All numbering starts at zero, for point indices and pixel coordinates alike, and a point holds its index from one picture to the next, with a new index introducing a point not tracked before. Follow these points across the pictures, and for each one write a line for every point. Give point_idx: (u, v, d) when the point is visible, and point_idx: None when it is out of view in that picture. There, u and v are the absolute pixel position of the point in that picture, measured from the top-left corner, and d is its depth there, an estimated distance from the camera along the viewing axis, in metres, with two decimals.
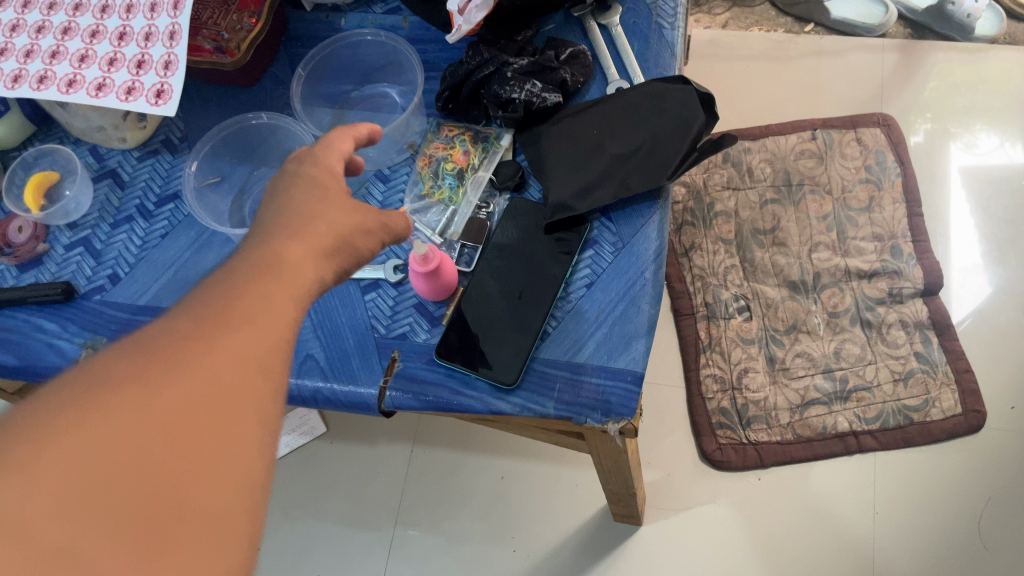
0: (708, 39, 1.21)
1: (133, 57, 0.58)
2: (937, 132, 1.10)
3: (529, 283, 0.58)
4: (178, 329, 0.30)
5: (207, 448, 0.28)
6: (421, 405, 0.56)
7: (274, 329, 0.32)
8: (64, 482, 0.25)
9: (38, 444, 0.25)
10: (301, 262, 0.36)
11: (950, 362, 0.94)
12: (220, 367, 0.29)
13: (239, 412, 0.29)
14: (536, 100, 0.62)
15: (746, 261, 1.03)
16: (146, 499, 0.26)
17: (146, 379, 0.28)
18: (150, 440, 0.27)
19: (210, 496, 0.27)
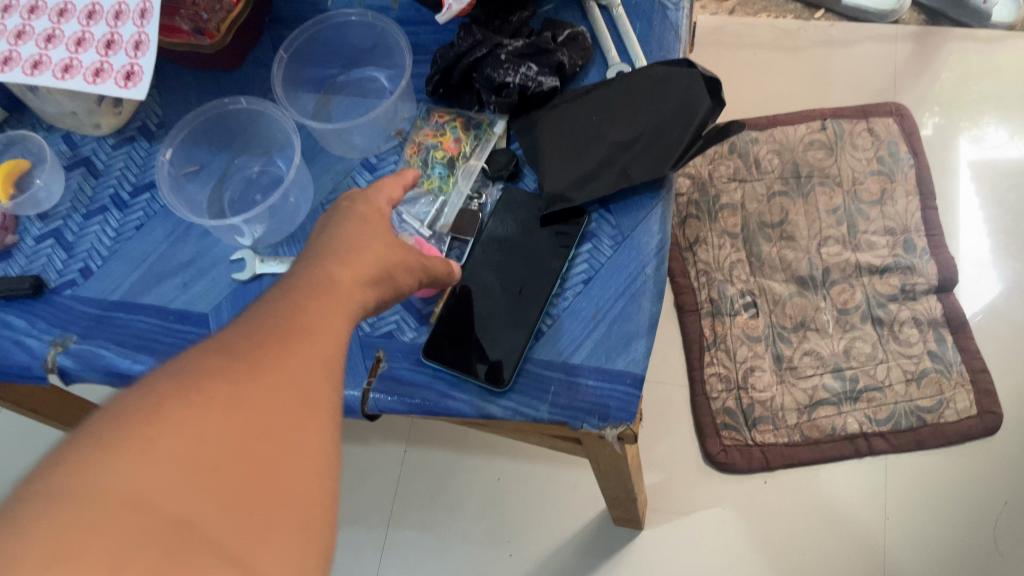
0: (715, 26, 1.17)
1: (103, 37, 0.54)
2: (946, 127, 1.06)
3: (529, 277, 0.55)
4: (243, 349, 0.31)
5: (278, 458, 0.28)
6: (407, 409, 0.53)
7: (331, 340, 0.34)
8: (153, 484, 0.25)
9: (149, 425, 0.27)
10: (351, 287, 0.38)
11: (964, 362, 0.91)
12: (286, 383, 0.30)
13: (306, 427, 0.30)
14: (531, 85, 0.59)
15: (752, 256, 0.99)
16: (228, 503, 0.26)
17: (219, 387, 0.29)
18: (230, 446, 0.27)
19: (286, 503, 0.27)
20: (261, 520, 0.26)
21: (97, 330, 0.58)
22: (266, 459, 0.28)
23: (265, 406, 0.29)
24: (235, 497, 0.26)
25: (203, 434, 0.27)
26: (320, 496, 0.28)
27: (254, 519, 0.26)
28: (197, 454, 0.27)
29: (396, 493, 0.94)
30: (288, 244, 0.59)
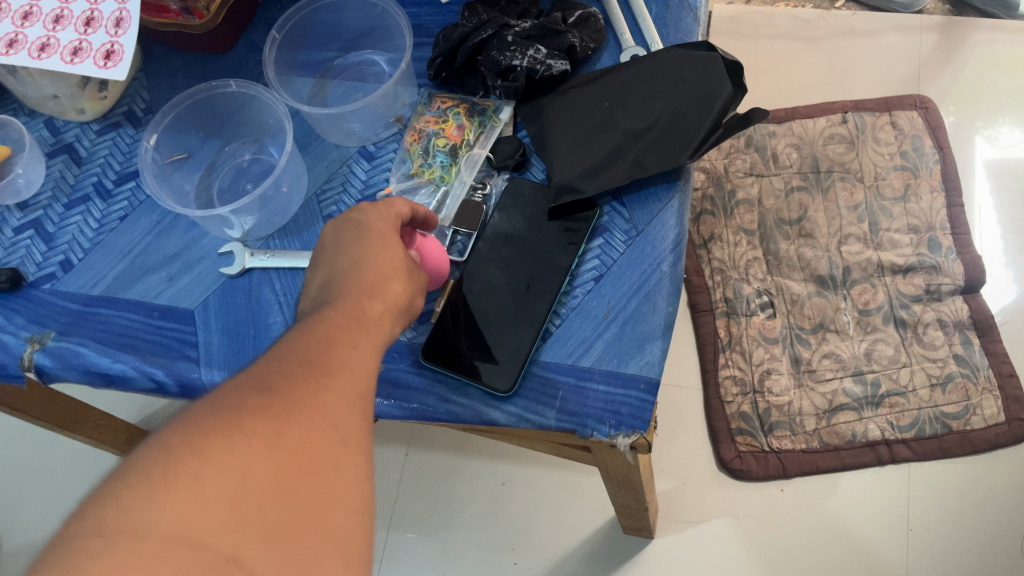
0: (731, 16, 1.13)
1: (81, 14, 0.50)
2: (957, 128, 1.01)
3: (536, 275, 0.51)
4: (282, 375, 0.31)
5: (318, 497, 0.28)
6: (404, 414, 0.49)
7: (363, 367, 0.34)
8: (199, 526, 0.26)
9: (193, 465, 0.26)
10: (381, 319, 0.38)
11: (992, 366, 0.86)
12: (324, 417, 0.30)
13: (346, 462, 0.30)
14: (540, 68, 0.55)
15: (769, 254, 0.95)
16: (271, 545, 0.26)
17: (258, 423, 0.29)
18: (273, 485, 0.28)
19: (327, 545, 0.28)
20: (304, 563, 0.27)
21: (76, 327, 0.54)
22: (307, 498, 0.28)
23: (306, 442, 0.29)
24: (278, 538, 0.27)
25: (245, 473, 0.27)
26: (359, 536, 0.29)
27: (297, 563, 0.27)
28: (240, 495, 0.27)
29: (396, 499, 0.91)
30: (280, 237, 0.56)
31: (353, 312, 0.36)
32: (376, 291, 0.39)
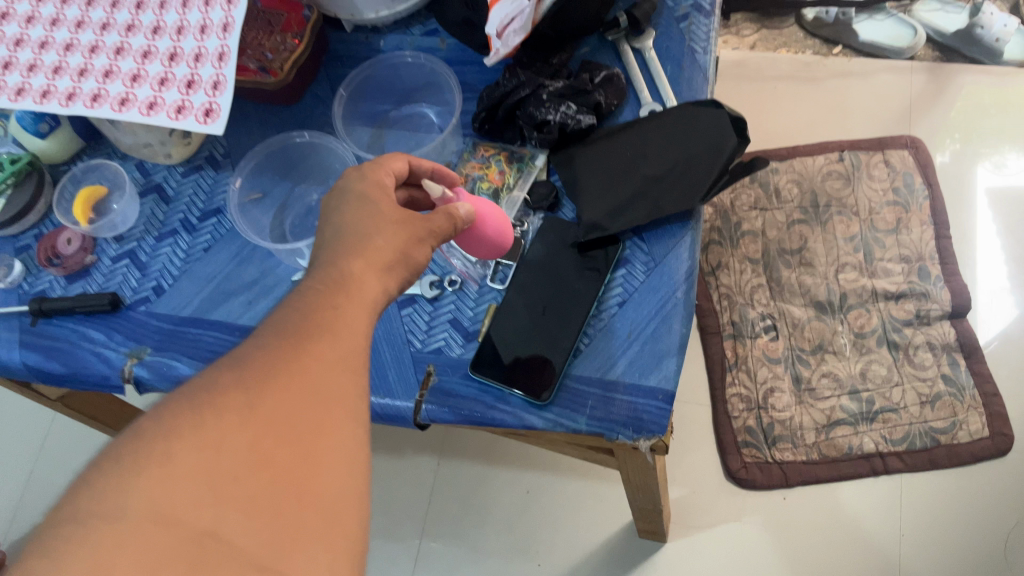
0: (737, 60, 1.22)
1: (183, 77, 0.59)
2: (962, 156, 1.10)
3: (551, 299, 0.61)
4: (259, 357, 0.34)
5: (297, 462, 0.32)
6: (456, 419, 0.58)
7: (350, 338, 0.37)
8: (178, 500, 0.29)
9: (169, 447, 0.30)
10: (363, 276, 0.41)
11: (977, 385, 0.94)
12: (301, 389, 0.34)
13: (327, 425, 0.33)
14: (570, 122, 0.64)
15: (772, 281, 1.03)
16: (248, 512, 0.30)
17: (231, 403, 0.32)
18: (248, 457, 0.31)
19: (306, 504, 0.31)
20: (284, 524, 0.30)
21: (169, 344, 0.63)
22: (287, 465, 0.31)
23: (279, 413, 0.32)
24: (255, 505, 0.30)
25: (221, 447, 0.30)
26: (346, 494, 0.32)
27: (277, 525, 0.30)
28: (217, 469, 0.30)
29: (428, 505, 0.99)
30: None
31: (344, 282, 0.40)
32: (365, 258, 0.42)
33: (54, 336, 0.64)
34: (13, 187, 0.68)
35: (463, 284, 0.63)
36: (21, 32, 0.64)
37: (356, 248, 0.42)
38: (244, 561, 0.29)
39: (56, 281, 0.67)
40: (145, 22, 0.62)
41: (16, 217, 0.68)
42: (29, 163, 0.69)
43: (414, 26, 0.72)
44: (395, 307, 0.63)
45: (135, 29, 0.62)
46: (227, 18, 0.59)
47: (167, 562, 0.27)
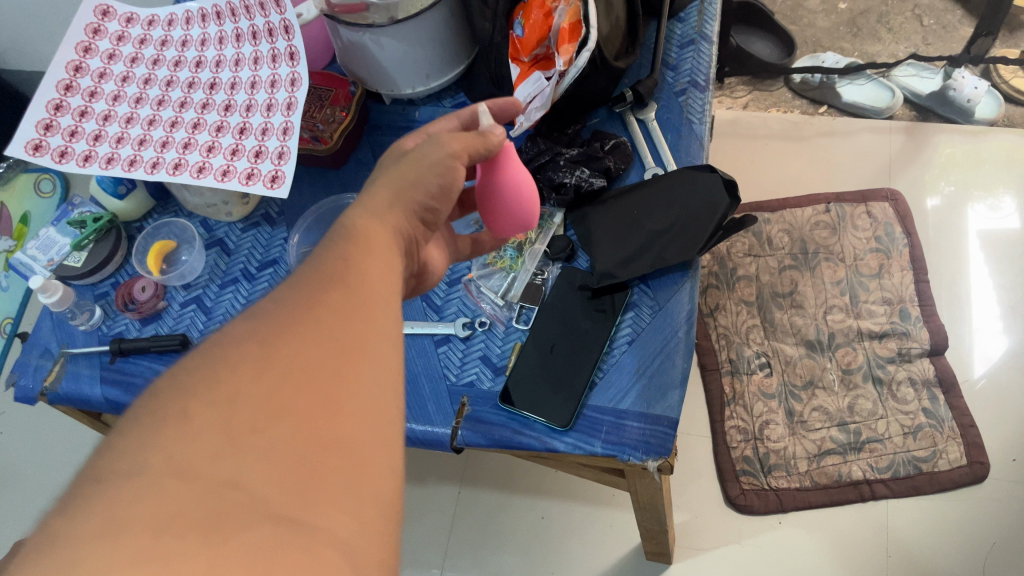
0: (730, 118, 1.33)
1: (252, 148, 0.70)
2: (956, 197, 1.20)
3: (559, 338, 0.70)
4: (274, 316, 0.36)
5: (318, 411, 0.33)
6: (488, 443, 0.66)
7: (370, 296, 0.39)
8: (194, 456, 0.31)
9: (188, 409, 0.32)
10: (382, 261, 0.43)
11: (955, 418, 1.03)
12: (317, 342, 0.35)
13: (349, 372, 0.35)
14: (584, 184, 0.74)
15: (766, 321, 1.12)
16: (268, 461, 0.31)
17: (246, 359, 0.34)
18: (270, 407, 0.32)
19: (331, 453, 0.32)
20: (307, 471, 0.31)
21: None
22: (307, 415, 0.33)
23: (293, 365, 0.34)
24: (275, 453, 0.31)
25: (234, 404, 0.32)
26: (370, 444, 0.34)
27: (299, 472, 0.31)
28: (233, 423, 0.32)
29: (451, 531, 1.06)
30: None
31: (362, 249, 0.42)
32: (372, 231, 0.44)
33: (131, 372, 0.73)
34: (94, 242, 0.78)
35: (492, 325, 0.72)
36: (109, 108, 0.74)
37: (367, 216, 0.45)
38: (265, 511, 0.30)
39: (132, 324, 0.76)
40: (219, 101, 0.73)
41: (96, 267, 0.77)
42: (109, 221, 0.78)
43: (444, 99, 0.83)
44: (433, 345, 0.72)
45: (209, 107, 0.73)
46: (290, 98, 0.69)
47: (188, 514, 0.29)
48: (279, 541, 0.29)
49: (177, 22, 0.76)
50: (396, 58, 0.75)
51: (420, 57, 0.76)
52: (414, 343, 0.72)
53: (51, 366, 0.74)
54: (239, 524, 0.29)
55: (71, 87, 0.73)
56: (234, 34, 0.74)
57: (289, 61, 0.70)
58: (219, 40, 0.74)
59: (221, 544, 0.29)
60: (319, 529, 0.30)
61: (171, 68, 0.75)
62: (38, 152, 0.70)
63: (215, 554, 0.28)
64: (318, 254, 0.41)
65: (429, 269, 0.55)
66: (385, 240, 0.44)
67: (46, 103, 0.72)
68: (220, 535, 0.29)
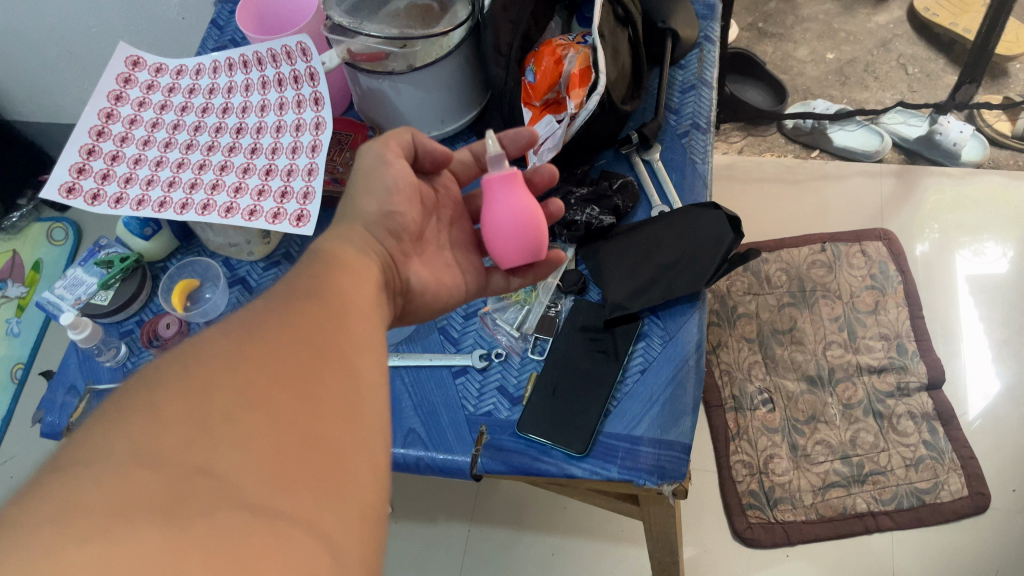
0: (726, 163, 1.39)
1: (278, 189, 0.73)
2: (943, 242, 1.24)
3: (562, 381, 0.72)
4: (242, 320, 0.39)
5: (299, 409, 0.35)
6: (508, 470, 0.68)
7: (339, 307, 0.42)
8: (162, 441, 0.32)
9: (155, 398, 0.33)
10: (352, 288, 0.45)
11: (955, 450, 1.05)
12: (291, 343, 0.38)
13: (328, 377, 0.38)
14: (594, 222, 0.78)
15: (767, 357, 1.15)
16: (242, 450, 0.33)
17: (217, 355, 0.36)
18: (242, 396, 0.34)
19: (310, 450, 0.34)
20: (285, 463, 0.33)
21: None
22: (283, 410, 0.35)
23: (267, 364, 0.36)
24: (248, 442, 0.33)
25: (206, 396, 0.34)
26: (351, 448, 0.36)
27: (276, 463, 0.33)
28: (205, 414, 0.33)
29: (461, 568, 1.07)
30: (406, 343, 0.77)
31: (336, 269, 0.46)
32: (341, 252, 0.48)
33: None
34: (121, 281, 0.80)
35: (508, 355, 0.74)
36: (138, 153, 0.77)
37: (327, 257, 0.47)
38: (236, 499, 0.31)
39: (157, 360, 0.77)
40: (245, 144, 0.77)
41: (122, 305, 0.79)
42: (135, 262, 0.80)
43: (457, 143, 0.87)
44: (451, 376, 0.74)
45: (236, 150, 0.77)
46: (315, 141, 0.73)
47: (151, 498, 0.30)
48: (247, 527, 0.30)
49: (204, 71, 0.81)
50: (413, 104, 0.78)
51: (436, 104, 0.80)
52: (433, 374, 0.74)
53: (76, 402, 0.76)
54: (206, 508, 0.30)
55: (104, 132, 0.77)
56: (259, 81, 0.78)
57: (314, 106, 0.74)
58: (245, 87, 0.79)
59: (187, 527, 0.29)
60: (288, 515, 0.31)
61: (198, 114, 0.79)
62: (70, 195, 0.72)
63: (179, 535, 0.29)
64: (292, 274, 0.44)
65: (415, 287, 0.56)
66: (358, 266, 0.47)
67: (80, 148, 0.75)
68: (185, 518, 0.30)
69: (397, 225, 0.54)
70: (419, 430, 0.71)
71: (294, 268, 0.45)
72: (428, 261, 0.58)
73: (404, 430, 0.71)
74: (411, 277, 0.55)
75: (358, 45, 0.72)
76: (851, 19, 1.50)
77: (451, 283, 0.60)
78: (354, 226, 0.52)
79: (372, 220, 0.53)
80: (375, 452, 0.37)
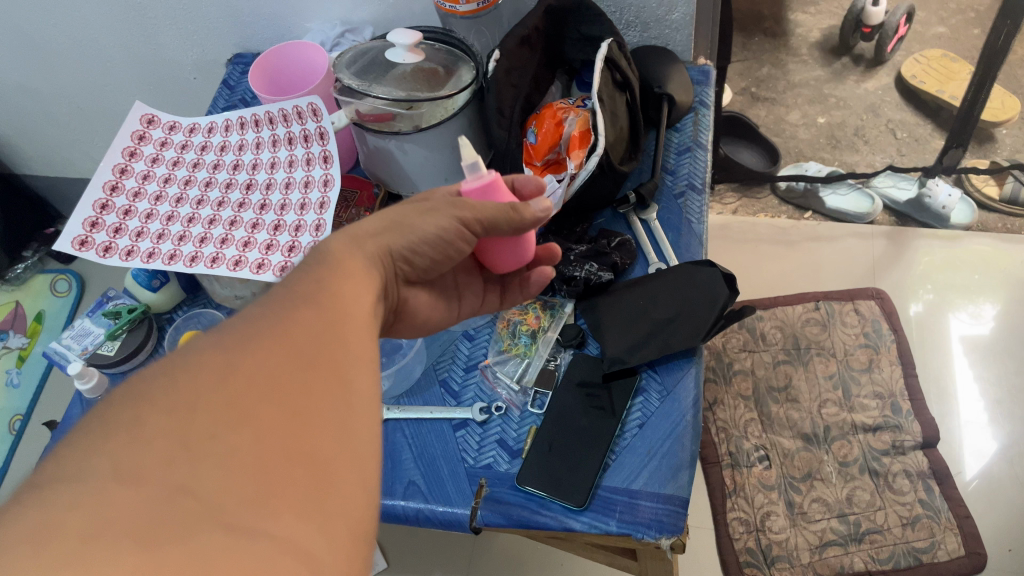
0: (721, 223, 1.43)
1: (286, 244, 0.75)
2: (936, 303, 1.26)
3: (558, 436, 0.72)
4: (232, 332, 0.40)
5: (285, 425, 0.36)
6: (508, 522, 0.69)
7: (332, 313, 0.43)
8: (145, 460, 0.33)
9: (141, 412, 0.35)
10: (347, 295, 0.46)
11: (951, 509, 1.05)
12: (284, 355, 0.39)
13: (317, 391, 0.39)
14: (594, 277, 0.80)
15: (763, 415, 1.16)
16: (225, 468, 0.34)
17: (204, 368, 0.37)
18: (229, 414, 0.35)
19: (296, 465, 0.35)
20: (267, 481, 0.34)
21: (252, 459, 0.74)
22: (270, 427, 0.36)
23: (257, 376, 0.37)
24: (231, 458, 0.34)
25: (191, 413, 0.35)
26: (342, 467, 0.37)
27: (259, 483, 0.34)
28: (189, 430, 0.34)
29: None
30: (407, 396, 0.78)
31: (338, 272, 0.47)
32: (340, 251, 0.49)
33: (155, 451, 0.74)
34: (128, 332, 0.82)
35: (508, 409, 0.75)
36: (150, 207, 0.79)
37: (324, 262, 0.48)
38: (215, 519, 0.32)
39: None
40: (255, 201, 0.79)
41: (127, 356, 0.80)
42: (142, 313, 0.82)
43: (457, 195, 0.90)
44: (451, 429, 0.75)
45: (245, 206, 0.79)
46: (323, 198, 0.76)
47: (130, 519, 0.31)
48: (226, 546, 0.31)
49: (216, 129, 0.84)
50: (418, 163, 0.80)
51: (441, 164, 0.81)
52: (433, 427, 0.75)
53: None
54: (187, 529, 0.31)
55: (117, 187, 0.80)
56: (270, 140, 0.81)
57: (323, 163, 0.76)
58: (256, 145, 0.82)
59: (164, 549, 0.30)
60: (267, 535, 0.32)
61: (209, 170, 0.82)
62: (83, 248, 0.75)
63: (155, 555, 0.30)
64: (289, 280, 0.46)
65: (410, 308, 0.58)
66: (358, 268, 0.48)
67: (93, 202, 0.78)
68: (162, 541, 0.31)
69: None
70: (419, 482, 0.72)
71: (291, 272, 0.47)
72: (430, 288, 0.60)
73: (404, 482, 0.72)
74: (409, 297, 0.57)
75: (366, 106, 0.76)
76: (840, 85, 1.53)
77: (439, 313, 0.62)
78: (375, 241, 0.51)
79: (397, 247, 0.52)
80: (364, 468, 0.38)
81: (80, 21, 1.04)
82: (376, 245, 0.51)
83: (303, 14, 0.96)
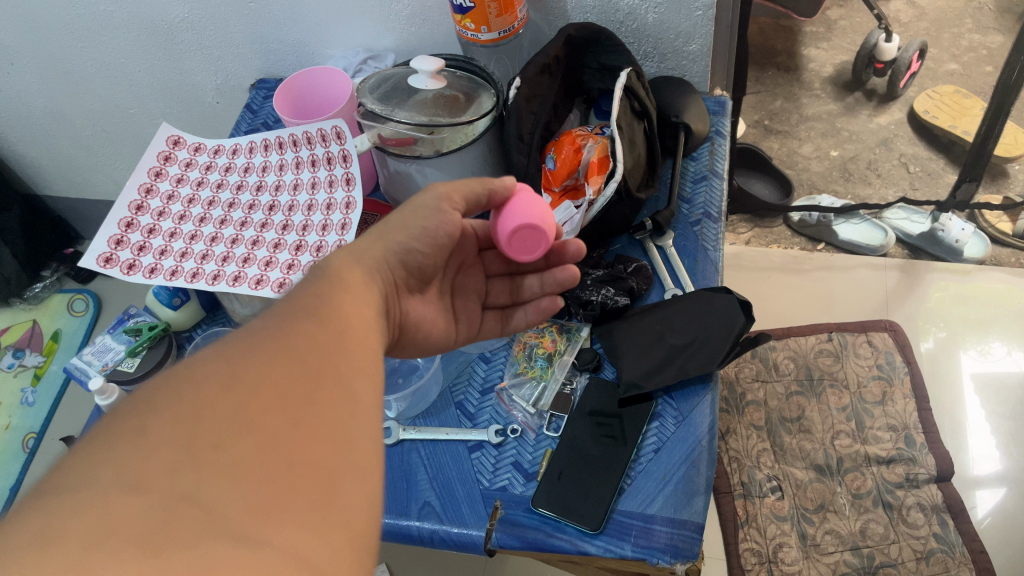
0: (734, 253, 1.44)
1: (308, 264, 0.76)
2: (948, 341, 1.26)
3: (572, 461, 0.73)
4: (240, 343, 0.41)
5: (288, 435, 0.37)
6: (521, 544, 0.69)
7: (337, 328, 0.44)
8: (150, 470, 0.34)
9: (146, 420, 0.35)
10: (353, 310, 0.46)
11: (966, 543, 1.04)
12: (290, 368, 0.40)
13: (322, 401, 0.39)
14: (610, 302, 0.81)
15: (776, 445, 1.16)
16: (229, 477, 0.34)
17: (210, 380, 0.38)
18: (237, 425, 0.36)
19: (300, 475, 0.36)
20: (272, 492, 0.34)
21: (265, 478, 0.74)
22: (273, 438, 0.36)
23: (261, 387, 0.38)
24: (233, 468, 0.35)
25: (196, 423, 0.36)
26: (347, 479, 0.37)
27: (263, 494, 0.34)
28: (193, 440, 0.35)
29: None
30: (424, 416, 0.78)
31: (340, 287, 0.48)
32: (348, 271, 0.50)
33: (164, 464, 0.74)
34: (148, 349, 0.82)
35: (523, 432, 0.76)
36: (175, 226, 0.80)
37: (331, 278, 0.48)
38: (217, 529, 0.32)
39: None
40: (277, 222, 0.80)
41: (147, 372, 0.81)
42: (163, 330, 0.83)
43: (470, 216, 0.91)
44: (467, 450, 0.75)
45: (268, 227, 0.80)
46: (345, 219, 0.77)
47: (132, 527, 0.31)
48: (228, 555, 0.31)
49: (240, 150, 0.85)
50: None
51: None
52: (450, 449, 0.75)
53: None
54: (191, 539, 0.32)
55: (142, 207, 0.81)
56: (293, 162, 0.82)
57: (345, 186, 0.78)
58: (279, 166, 0.83)
59: (166, 555, 0.31)
60: (269, 546, 0.32)
61: (233, 191, 0.83)
62: (108, 264, 0.76)
63: (154, 562, 0.30)
64: (297, 291, 0.47)
65: (414, 322, 0.58)
66: (362, 286, 0.49)
67: (118, 221, 0.80)
68: (163, 549, 0.31)
69: (410, 258, 0.55)
70: (434, 503, 0.72)
71: (299, 286, 0.48)
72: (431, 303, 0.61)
73: (420, 503, 0.72)
74: (412, 313, 0.58)
75: (388, 131, 0.77)
76: (853, 120, 1.54)
77: (444, 327, 0.62)
78: (374, 246, 0.53)
79: (394, 249, 0.54)
80: (369, 478, 0.39)
81: (107, 45, 1.07)
82: (373, 254, 0.53)
83: (326, 41, 0.98)
